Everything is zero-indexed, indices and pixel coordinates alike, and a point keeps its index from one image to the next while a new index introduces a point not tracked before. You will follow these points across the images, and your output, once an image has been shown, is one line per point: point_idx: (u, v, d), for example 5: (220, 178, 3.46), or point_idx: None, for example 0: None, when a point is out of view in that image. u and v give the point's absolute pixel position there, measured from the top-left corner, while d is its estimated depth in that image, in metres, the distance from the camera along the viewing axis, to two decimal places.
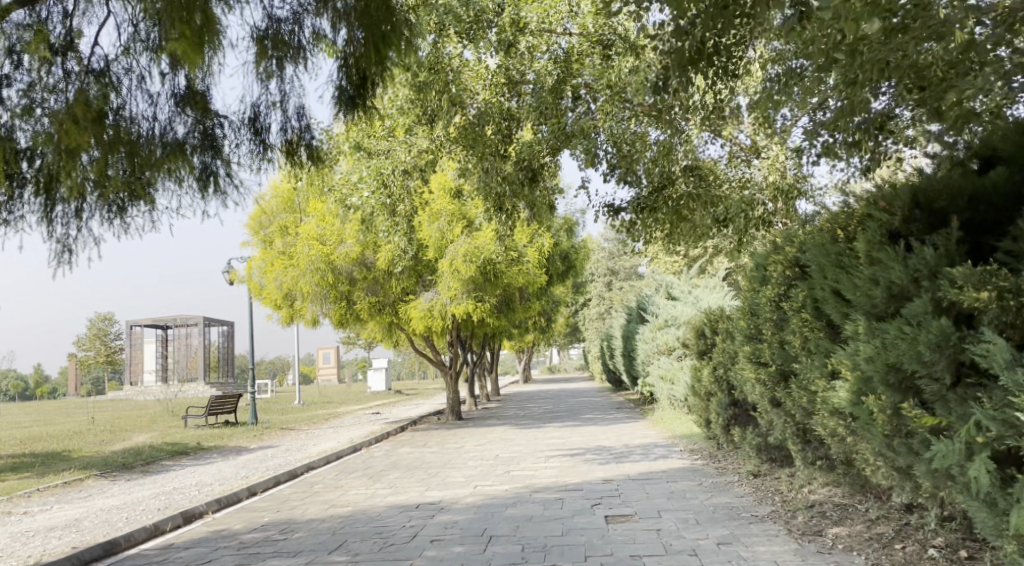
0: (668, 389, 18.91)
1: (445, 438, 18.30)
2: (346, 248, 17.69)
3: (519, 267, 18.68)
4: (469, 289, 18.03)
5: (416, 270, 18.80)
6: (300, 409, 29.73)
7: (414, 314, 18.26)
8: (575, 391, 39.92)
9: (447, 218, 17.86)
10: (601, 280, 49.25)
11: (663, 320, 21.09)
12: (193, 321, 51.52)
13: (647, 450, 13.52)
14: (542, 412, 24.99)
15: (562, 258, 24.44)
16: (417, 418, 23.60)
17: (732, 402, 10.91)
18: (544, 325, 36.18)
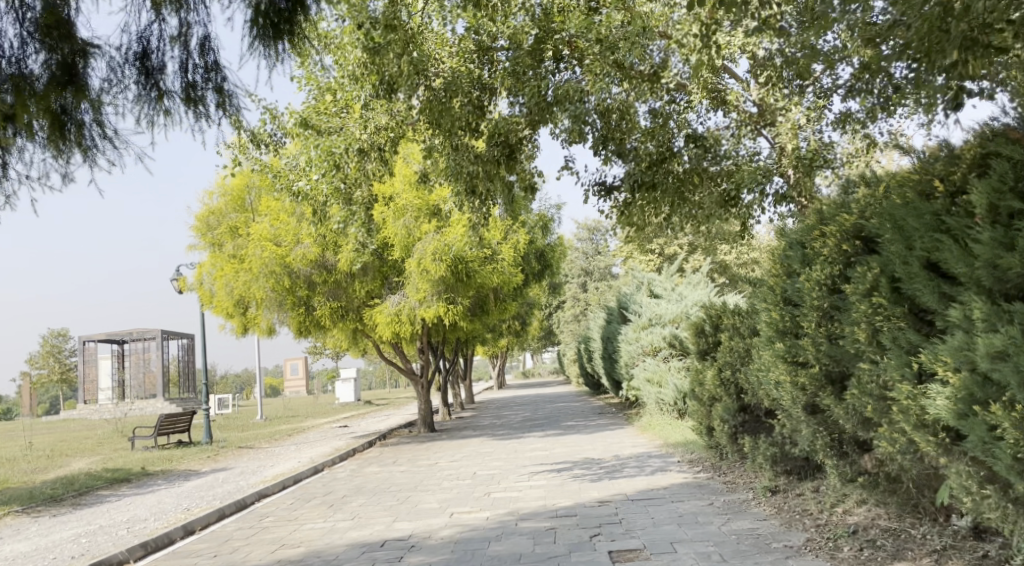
0: (657, 391, 17.69)
1: (418, 453, 16.83)
2: (303, 250, 16.23)
3: (493, 265, 17.29)
4: (438, 291, 16.62)
5: (381, 271, 17.36)
6: (261, 425, 27.96)
7: (380, 319, 16.76)
8: (552, 396, 38.54)
9: (414, 213, 16.44)
10: (575, 281, 48.03)
11: (648, 319, 19.87)
12: (150, 334, 49.41)
13: (640, 462, 12.20)
14: (520, 420, 23.62)
15: (537, 257, 23.09)
16: (387, 431, 22.06)
17: (741, 407, 9.64)
18: (517, 328, 34.85)
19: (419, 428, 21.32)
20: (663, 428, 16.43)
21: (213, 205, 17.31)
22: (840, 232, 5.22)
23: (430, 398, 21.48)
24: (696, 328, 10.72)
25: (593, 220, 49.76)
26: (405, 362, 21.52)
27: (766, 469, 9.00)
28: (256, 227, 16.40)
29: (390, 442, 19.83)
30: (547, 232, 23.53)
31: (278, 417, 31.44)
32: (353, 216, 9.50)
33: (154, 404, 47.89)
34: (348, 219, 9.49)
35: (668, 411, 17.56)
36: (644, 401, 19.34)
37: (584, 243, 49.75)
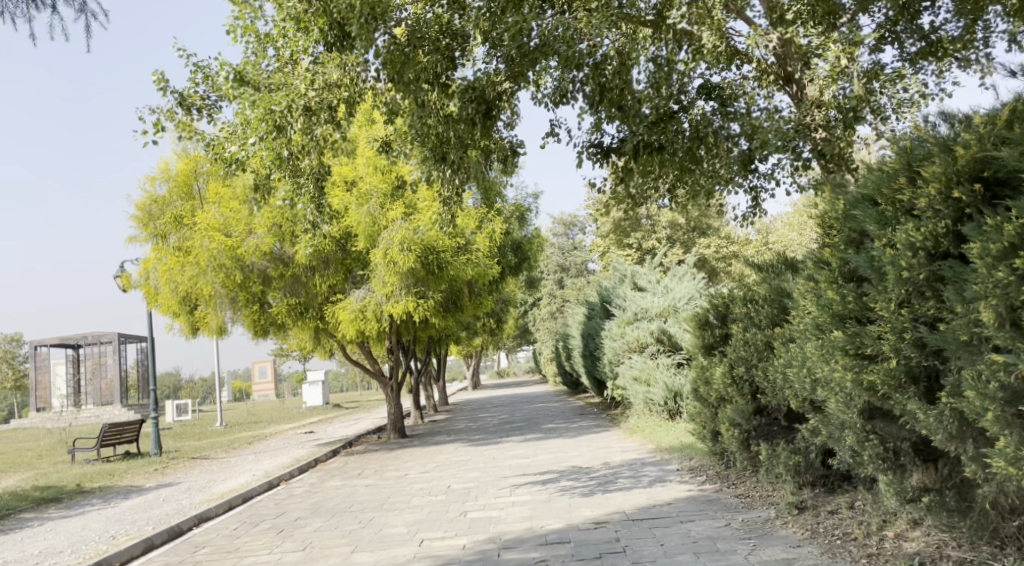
0: (646, 389, 16.39)
1: (386, 462, 15.38)
2: (256, 240, 14.79)
3: (468, 256, 15.85)
4: (407, 284, 15.18)
5: (344, 264, 15.88)
6: (219, 434, 26.26)
7: (342, 317, 15.24)
8: (529, 396, 37.16)
9: (379, 199, 15.01)
10: (551, 277, 46.75)
11: (633, 313, 18.59)
12: (108, 337, 47.24)
13: (635, 471, 10.88)
14: (496, 423, 22.24)
15: (512, 249, 21.71)
16: (354, 437, 20.55)
17: (756, 410, 8.30)
18: (492, 326, 33.49)
19: (388, 434, 19.87)
20: (654, 430, 15.13)
21: (156, 193, 15.78)
22: (950, 179, 4.13)
23: (400, 402, 20.04)
24: (698, 318, 9.44)
25: (569, 215, 48.50)
26: (372, 364, 20.04)
27: (789, 479, 7.73)
28: (203, 216, 14.95)
29: (357, 450, 18.33)
30: (523, 223, 22.16)
31: (239, 424, 29.72)
32: (301, 189, 8.07)
33: (111, 411, 45.69)
34: (293, 194, 8.05)
35: (658, 410, 16.29)
36: (630, 401, 18.06)
37: (559, 239, 48.46)
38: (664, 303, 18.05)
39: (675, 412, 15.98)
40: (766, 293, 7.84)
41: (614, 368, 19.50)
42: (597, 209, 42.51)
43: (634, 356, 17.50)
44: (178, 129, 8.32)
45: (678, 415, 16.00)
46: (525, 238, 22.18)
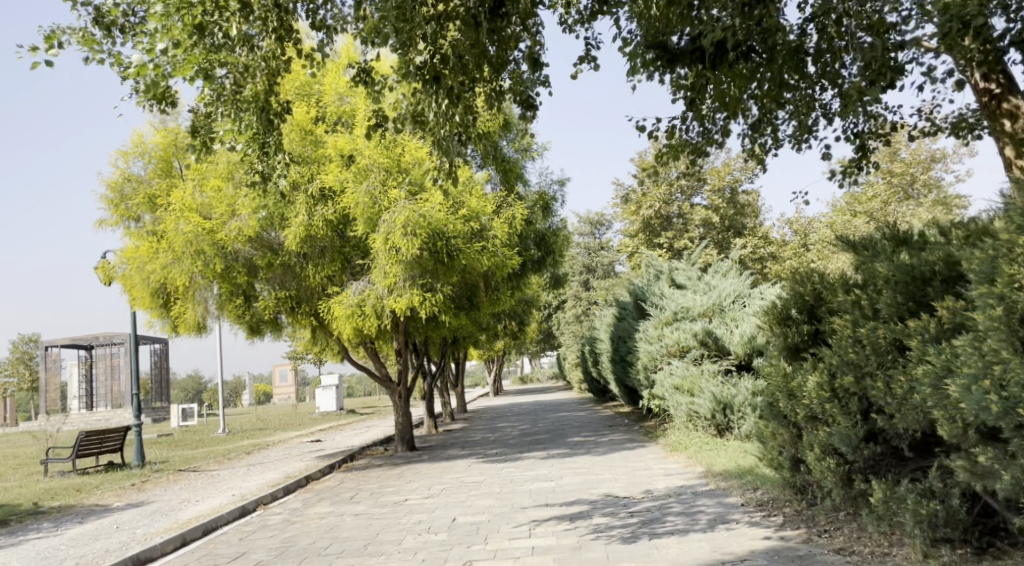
0: (690, 400, 14.14)
1: (388, 481, 13.29)
2: (238, 223, 12.85)
3: (483, 245, 13.70)
4: (412, 276, 13.07)
5: (341, 253, 13.81)
6: (218, 441, 24.34)
7: (337, 312, 13.16)
8: (553, 404, 34.99)
9: (381, 176, 12.97)
10: (577, 278, 44.55)
11: (672, 313, 16.39)
12: (120, 338, 45.80)
13: (688, 506, 8.65)
14: (517, 434, 20.08)
15: (535, 241, 19.59)
16: (359, 449, 18.48)
17: (868, 434, 6.05)
18: (514, 329, 31.44)
19: (395, 446, 17.79)
20: (701, 449, 12.90)
21: (130, 170, 13.87)
22: None
23: (410, 411, 17.96)
24: (775, 311, 7.24)
25: (596, 214, 46.35)
26: (379, 367, 17.99)
27: (919, 534, 5.50)
28: (178, 195, 13.00)
29: (359, 465, 16.27)
30: (548, 214, 20.04)
31: (243, 431, 27.84)
32: (245, 121, 7.33)
33: (121, 414, 44.20)
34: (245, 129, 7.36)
35: (701, 426, 14.04)
36: (668, 413, 15.83)
37: (586, 239, 46.30)
38: (710, 303, 15.87)
39: (724, 428, 13.73)
40: (886, 274, 5.62)
41: (648, 376, 17.27)
42: (626, 206, 40.29)
43: (674, 362, 15.29)
44: (93, 53, 6.30)
45: (727, 432, 13.76)
46: (550, 230, 20.03)
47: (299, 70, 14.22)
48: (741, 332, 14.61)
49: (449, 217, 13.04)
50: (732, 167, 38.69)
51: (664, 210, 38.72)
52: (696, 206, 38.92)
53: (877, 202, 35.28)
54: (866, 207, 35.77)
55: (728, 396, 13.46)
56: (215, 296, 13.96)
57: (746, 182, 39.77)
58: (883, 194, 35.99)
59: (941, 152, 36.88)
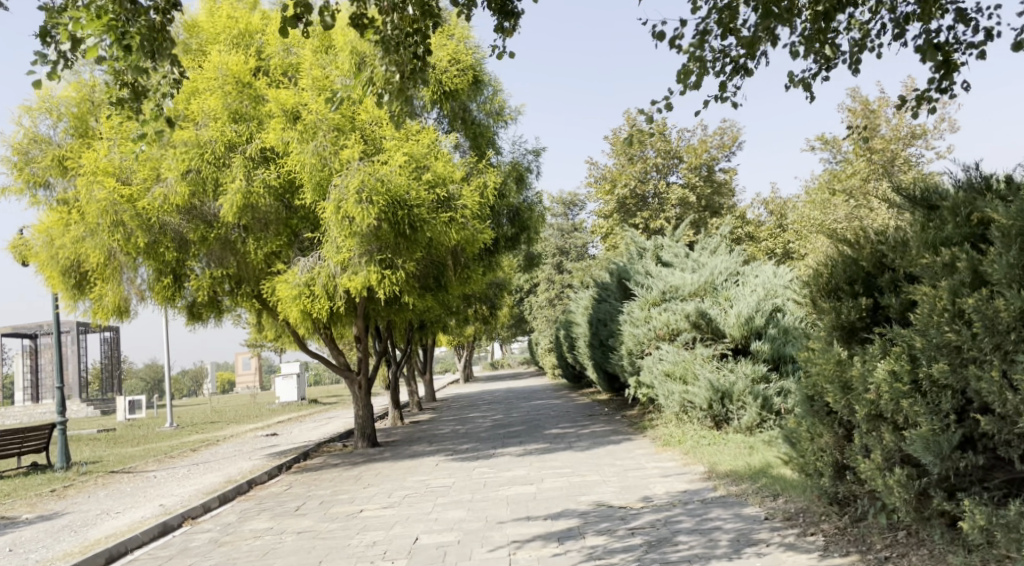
0: (682, 389, 12.63)
1: (343, 485, 11.63)
2: (164, 190, 11.10)
3: (452, 215, 11.98)
4: (369, 250, 11.34)
5: (287, 226, 12.04)
6: (164, 437, 22.44)
7: (282, 293, 11.39)
8: (526, 391, 33.51)
9: (332, 133, 11.22)
10: (550, 261, 43.05)
11: (660, 293, 14.89)
12: (66, 326, 43.46)
13: (700, 521, 7.14)
14: (490, 426, 18.51)
15: (508, 216, 18.00)
16: (316, 445, 16.74)
17: (963, 441, 4.52)
18: (485, 313, 29.86)
19: (355, 441, 16.14)
20: (698, 445, 11.44)
21: (39, 130, 11.97)
22: None
23: (371, 402, 16.29)
24: (821, 279, 5.71)
25: (568, 194, 44.80)
26: (337, 355, 16.26)
27: None
28: (91, 156, 11.15)
29: (315, 463, 14.58)
30: (523, 187, 18.40)
31: (194, 424, 25.95)
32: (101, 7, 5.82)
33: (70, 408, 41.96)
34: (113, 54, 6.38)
35: (695, 418, 12.54)
36: (657, 403, 14.36)
37: (558, 220, 44.77)
38: (701, 281, 14.41)
39: (721, 420, 12.25)
40: (1001, 221, 4.13)
41: (633, 362, 15.76)
42: (600, 185, 38.80)
43: (663, 346, 13.79)
44: None
45: (724, 425, 12.29)
46: (525, 204, 18.40)
47: (237, 16, 12.37)
48: (738, 312, 13.17)
49: (412, 182, 11.31)
50: (709, 144, 37.32)
51: (639, 189, 37.32)
52: (671, 185, 37.54)
53: (856, 179, 34.05)
54: (846, 185, 34.49)
55: (725, 384, 12.00)
56: (141, 275, 12.15)
57: (723, 160, 38.43)
58: (863, 171, 34.81)
59: (921, 128, 35.74)
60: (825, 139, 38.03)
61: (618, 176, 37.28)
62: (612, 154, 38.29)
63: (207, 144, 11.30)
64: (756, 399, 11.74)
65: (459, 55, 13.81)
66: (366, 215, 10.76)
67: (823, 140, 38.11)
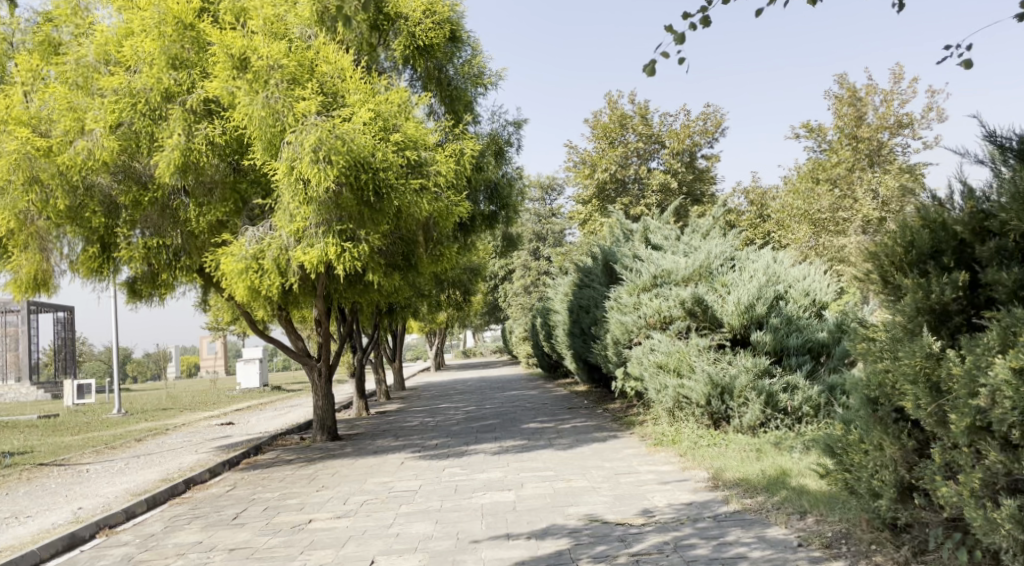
0: (675, 383, 11.38)
1: (294, 487, 10.21)
2: (88, 143, 9.58)
3: (423, 183, 10.56)
4: (327, 221, 9.90)
5: (233, 190, 10.53)
6: (108, 426, 20.77)
7: (227, 268, 9.88)
8: (500, 380, 32.23)
9: (286, 83, 9.75)
10: (526, 247, 41.74)
11: (651, 277, 13.63)
12: (16, 306, 41.38)
13: (719, 546, 5.86)
14: (462, 418, 17.15)
15: (485, 192, 16.60)
16: (271, 438, 15.26)
17: None
18: (458, 299, 28.44)
19: (314, 434, 14.71)
20: (695, 446, 10.21)
21: None
22: None
23: (332, 392, 14.86)
24: (900, 248, 4.54)
25: (546, 178, 43.43)
26: (294, 340, 14.80)
27: None
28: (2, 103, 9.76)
29: (267, 459, 13.12)
30: (502, 162, 17.01)
31: (145, 411, 24.27)
32: None
33: (19, 392, 39.90)
34: None
35: (690, 415, 11.30)
36: (646, 397, 13.12)
37: (536, 205, 43.39)
38: (696, 264, 13.18)
39: (720, 419, 11.03)
40: None
41: (619, 352, 14.49)
42: (580, 169, 37.49)
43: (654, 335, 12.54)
44: None
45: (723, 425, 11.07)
46: (504, 179, 17.00)
47: None
48: (738, 299, 11.95)
49: (378, 143, 9.88)
50: (693, 129, 36.18)
51: (619, 173, 36.06)
52: (653, 171, 36.33)
53: (842, 168, 33.05)
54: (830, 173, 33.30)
55: (726, 377, 10.77)
56: (67, 244, 10.63)
57: (706, 146, 37.29)
58: (849, 161, 33.81)
59: (908, 118, 34.90)
60: (810, 126, 37.07)
61: (598, 160, 36.03)
62: (592, 137, 36.99)
63: (142, 93, 9.83)
64: (759, 395, 10.53)
65: (434, 5, 12.35)
66: (324, 177, 9.34)
67: (808, 128, 37.16)
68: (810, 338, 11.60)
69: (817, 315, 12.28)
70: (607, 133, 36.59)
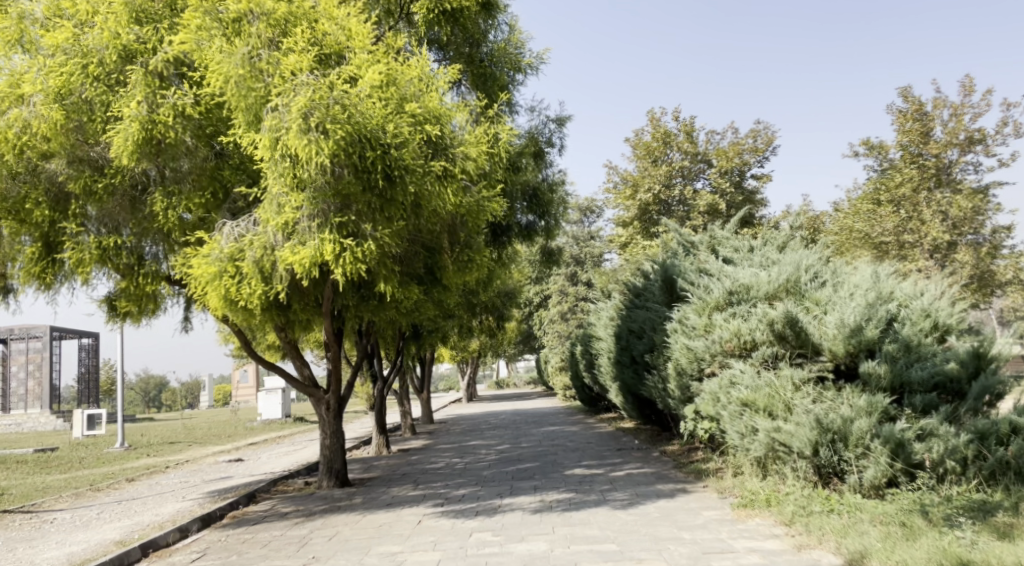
0: (767, 427, 8.91)
1: (278, 557, 7.84)
2: (23, 113, 7.69)
3: (445, 167, 8.37)
4: (324, 213, 7.71)
5: (211, 177, 8.42)
6: (103, 462, 18.70)
7: (197, 272, 7.68)
8: (535, 413, 29.71)
9: (272, 35, 7.70)
10: (564, 271, 39.54)
11: (725, 294, 11.22)
12: (38, 331, 40.27)
13: None
14: (495, 460, 14.69)
15: (524, 197, 14.44)
16: (271, 482, 12.96)
17: None
18: (491, 325, 26.22)
19: (320, 479, 12.41)
20: (803, 512, 7.72)
21: None
22: None
23: (342, 429, 12.56)
24: None
25: (585, 200, 41.15)
26: (299, 368, 12.59)
27: None
28: None
29: (258, 510, 10.79)
30: (541, 164, 14.75)
31: (150, 445, 22.21)
32: None
33: (37, 419, 38.58)
34: None
35: (788, 470, 8.80)
36: (724, 442, 10.59)
37: (574, 227, 41.10)
38: (783, 278, 10.76)
39: (831, 475, 8.55)
40: None
41: (685, 385, 12.00)
42: (621, 190, 35.17)
43: (734, 364, 10.09)
44: None
45: (835, 483, 8.57)
46: (544, 183, 14.76)
47: None
48: (840, 320, 9.51)
49: (388, 113, 7.73)
50: (743, 147, 33.69)
51: (664, 194, 33.64)
52: (699, 191, 33.89)
53: None
54: (891, 193, 28.17)
55: (837, 421, 8.29)
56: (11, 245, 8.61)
57: (757, 165, 34.73)
58: None
59: (979, 133, 32.05)
60: (870, 143, 34.38)
61: (641, 179, 33.71)
62: (635, 156, 34.77)
63: (95, 53, 7.82)
64: (885, 445, 8.07)
65: None
66: (316, 153, 7.20)
67: (868, 145, 34.56)
68: (938, 371, 9.05)
69: (939, 341, 9.76)
70: (650, 150, 34.32)
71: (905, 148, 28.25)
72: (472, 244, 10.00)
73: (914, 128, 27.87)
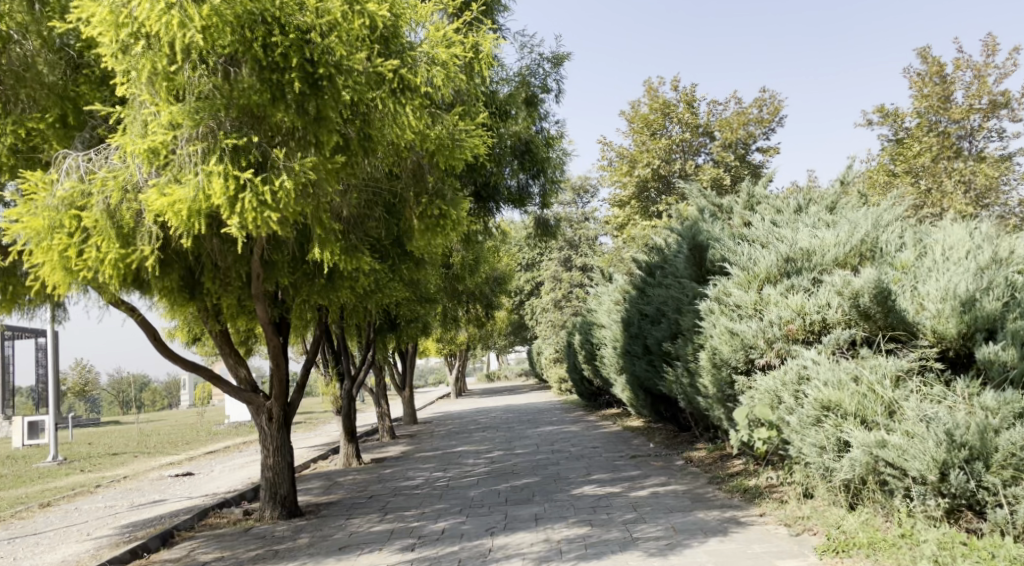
0: (863, 440, 6.31)
1: None
2: None
3: (399, 73, 5.85)
4: (212, 133, 5.13)
5: (62, 99, 6.43)
6: (25, 481, 15.94)
7: (16, 227, 5.14)
8: (529, 410, 27.15)
9: None
10: (557, 256, 37.05)
11: (779, 260, 8.71)
12: None
13: None
14: (485, 474, 12.07)
15: (515, 155, 11.82)
16: (205, 513, 10.24)
17: None
18: (480, 314, 23.70)
19: (262, 508, 9.72)
20: None
21: None
22: None
23: (288, 446, 9.89)
24: None
25: (578, 180, 38.88)
26: (233, 367, 9.85)
27: None
28: None
29: (167, 560, 8.10)
30: (533, 114, 12.09)
31: (91, 457, 19.48)
32: None
33: None
34: None
35: (901, 502, 6.15)
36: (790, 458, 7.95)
37: (568, 208, 38.50)
38: (855, 237, 8.34)
39: (962, 509, 5.86)
40: None
41: (722, 382, 9.41)
42: (616, 167, 32.54)
43: (804, 351, 7.56)
44: None
45: (969, 521, 5.88)
46: (539, 137, 12.13)
47: None
48: (945, 290, 6.90)
49: None
50: (747, 117, 31.08)
51: (664, 170, 30.92)
52: (700, 166, 31.26)
53: None
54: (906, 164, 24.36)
55: (976, 433, 5.66)
56: None
57: (762, 138, 32.07)
58: None
59: (1003, 97, 29.67)
60: (884, 111, 31.83)
61: (638, 155, 31.04)
62: (630, 131, 32.06)
63: None
64: None
65: None
66: (181, 28, 4.75)
67: (881, 114, 32.06)
68: None
69: None
70: (648, 124, 31.52)
71: (922, 116, 24.63)
72: (444, 192, 7.30)
73: (932, 93, 24.30)
